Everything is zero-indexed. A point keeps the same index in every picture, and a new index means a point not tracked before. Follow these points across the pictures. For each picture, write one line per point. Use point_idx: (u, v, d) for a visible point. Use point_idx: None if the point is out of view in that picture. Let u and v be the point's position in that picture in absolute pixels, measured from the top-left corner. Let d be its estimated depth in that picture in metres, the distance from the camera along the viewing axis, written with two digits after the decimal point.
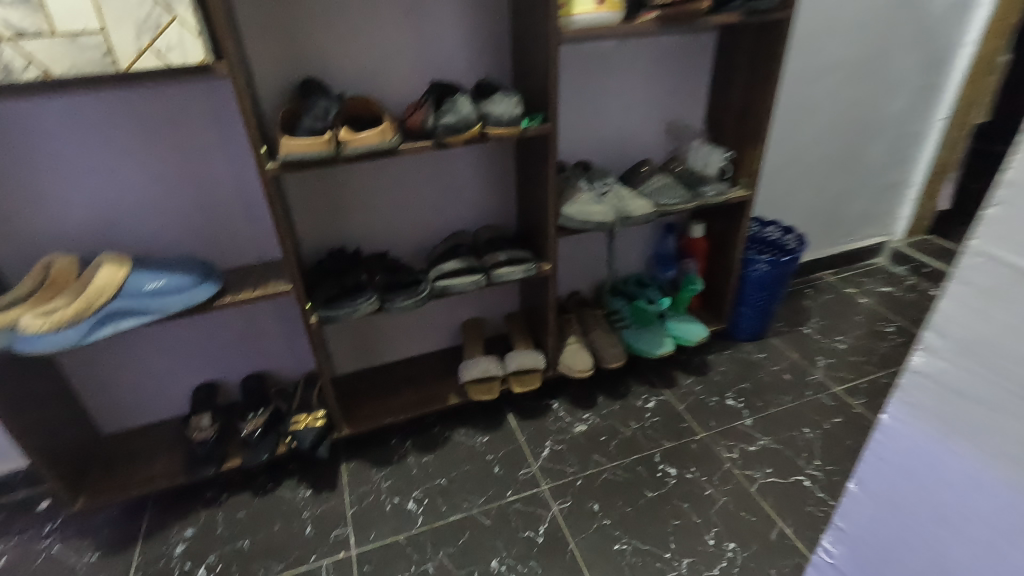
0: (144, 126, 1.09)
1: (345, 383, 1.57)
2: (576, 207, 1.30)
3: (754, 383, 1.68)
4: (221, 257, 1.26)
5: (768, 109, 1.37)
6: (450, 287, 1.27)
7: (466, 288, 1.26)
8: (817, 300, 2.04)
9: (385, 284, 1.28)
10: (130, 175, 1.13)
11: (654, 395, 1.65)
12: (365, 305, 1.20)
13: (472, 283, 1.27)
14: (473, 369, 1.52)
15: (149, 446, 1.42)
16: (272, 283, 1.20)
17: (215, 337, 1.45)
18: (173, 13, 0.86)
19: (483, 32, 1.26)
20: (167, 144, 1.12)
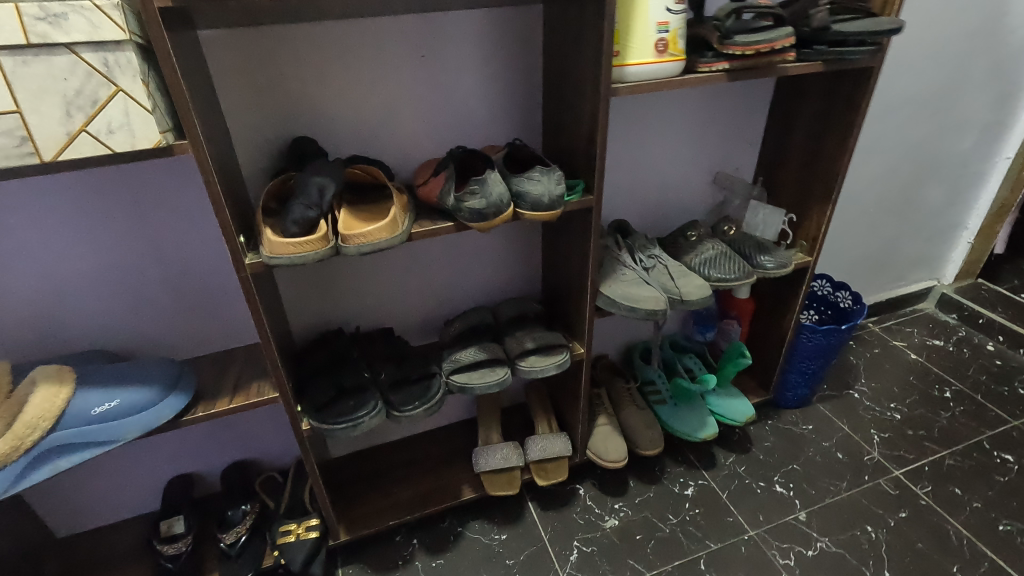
0: (94, 206, 0.88)
1: (342, 470, 1.37)
2: (620, 287, 1.09)
3: (804, 463, 1.49)
4: (185, 348, 1.06)
5: (841, 167, 1.16)
6: (469, 388, 1.06)
7: (487, 391, 1.05)
8: (863, 355, 1.85)
9: (392, 380, 1.06)
10: (77, 262, 0.92)
11: (692, 479, 1.46)
12: (368, 418, 0.98)
13: (495, 382, 1.06)
14: (491, 460, 1.32)
15: (112, 555, 1.21)
16: (254, 385, 0.99)
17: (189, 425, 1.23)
18: (120, 90, 0.65)
19: (511, 75, 1.04)
20: (124, 221, 0.91)
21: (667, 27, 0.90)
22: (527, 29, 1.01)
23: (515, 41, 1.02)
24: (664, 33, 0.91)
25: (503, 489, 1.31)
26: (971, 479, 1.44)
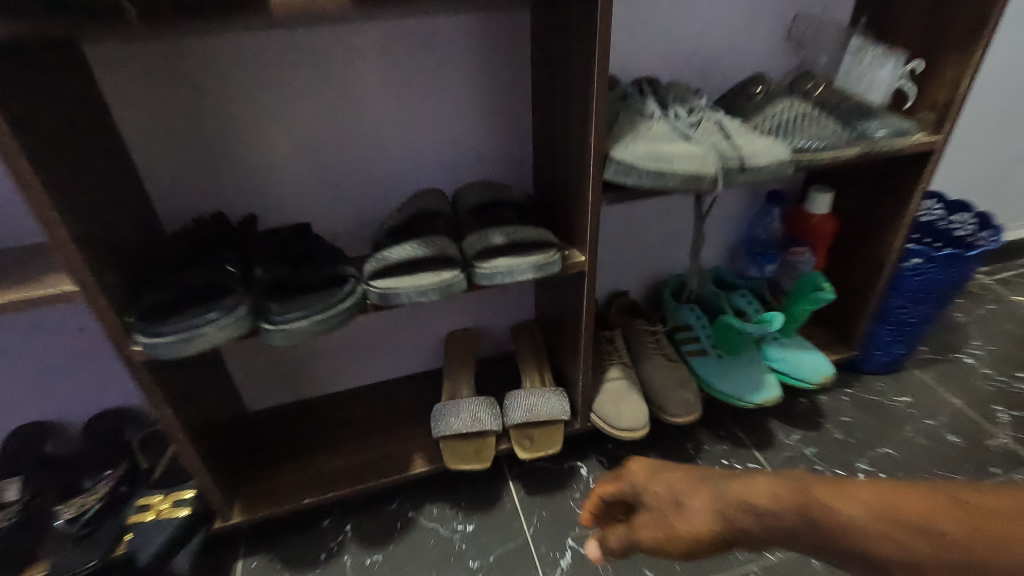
0: None
1: (258, 429, 1.01)
2: (644, 145, 0.68)
3: (901, 448, 1.06)
4: None
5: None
6: (392, 296, 0.67)
7: (416, 302, 0.66)
8: (973, 312, 1.38)
9: (272, 279, 0.66)
10: None
11: (740, 462, 1.05)
12: (212, 330, 0.59)
13: (434, 289, 0.67)
14: (454, 422, 0.94)
15: None
16: (50, 275, 0.63)
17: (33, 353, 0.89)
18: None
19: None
20: None
21: None
22: None
23: None
24: None
25: (467, 463, 0.93)
26: None
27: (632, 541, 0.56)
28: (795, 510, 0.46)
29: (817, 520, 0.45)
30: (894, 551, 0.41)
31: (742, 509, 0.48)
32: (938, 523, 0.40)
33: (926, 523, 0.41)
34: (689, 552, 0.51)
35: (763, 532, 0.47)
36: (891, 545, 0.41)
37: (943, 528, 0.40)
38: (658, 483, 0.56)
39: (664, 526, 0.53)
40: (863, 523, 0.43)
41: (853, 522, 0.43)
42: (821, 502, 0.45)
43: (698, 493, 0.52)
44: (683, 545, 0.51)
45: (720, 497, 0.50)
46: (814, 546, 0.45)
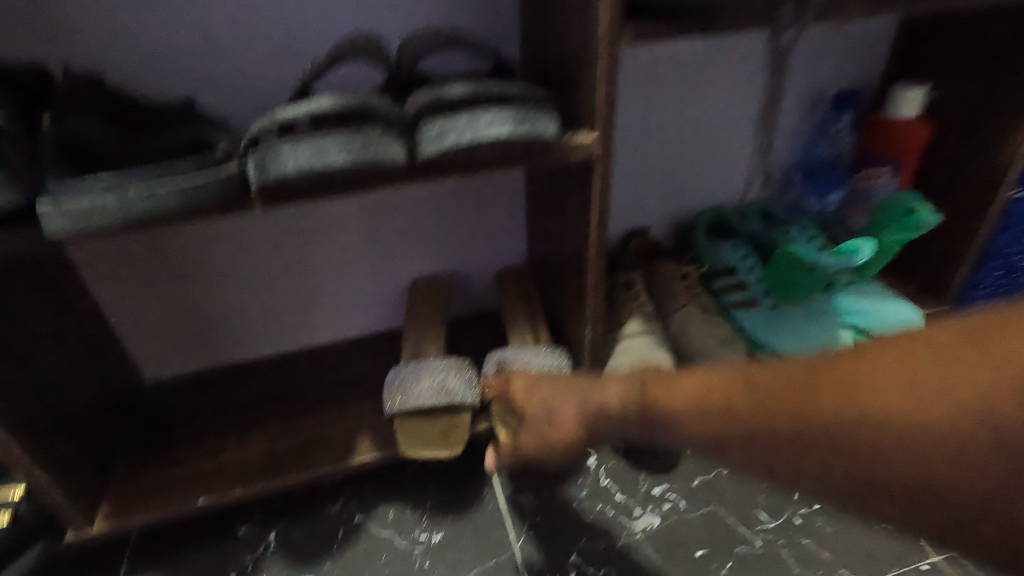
0: None
1: (154, 404, 0.75)
2: None
3: None
4: None
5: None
6: (277, 170, 0.42)
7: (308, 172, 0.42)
8: None
9: (67, 139, 0.41)
10: None
11: None
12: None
13: (343, 155, 0.42)
14: (416, 391, 0.69)
15: None
16: None
17: None
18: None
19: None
20: None
21: None
22: None
23: None
24: None
25: (432, 449, 0.66)
26: None
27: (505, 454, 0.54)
28: (633, 393, 0.43)
29: (651, 403, 0.41)
30: (712, 421, 0.38)
31: (595, 401, 0.46)
32: (756, 390, 0.36)
33: (746, 389, 0.37)
34: (550, 451, 0.50)
35: (612, 419, 0.45)
36: (710, 415, 0.38)
37: (758, 393, 0.36)
38: (533, 392, 0.51)
39: (529, 429, 0.51)
40: (691, 393, 0.39)
41: (684, 401, 0.39)
42: (661, 386, 0.41)
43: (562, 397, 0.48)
44: (540, 445, 0.50)
45: (576, 394, 0.47)
46: (647, 428, 0.42)
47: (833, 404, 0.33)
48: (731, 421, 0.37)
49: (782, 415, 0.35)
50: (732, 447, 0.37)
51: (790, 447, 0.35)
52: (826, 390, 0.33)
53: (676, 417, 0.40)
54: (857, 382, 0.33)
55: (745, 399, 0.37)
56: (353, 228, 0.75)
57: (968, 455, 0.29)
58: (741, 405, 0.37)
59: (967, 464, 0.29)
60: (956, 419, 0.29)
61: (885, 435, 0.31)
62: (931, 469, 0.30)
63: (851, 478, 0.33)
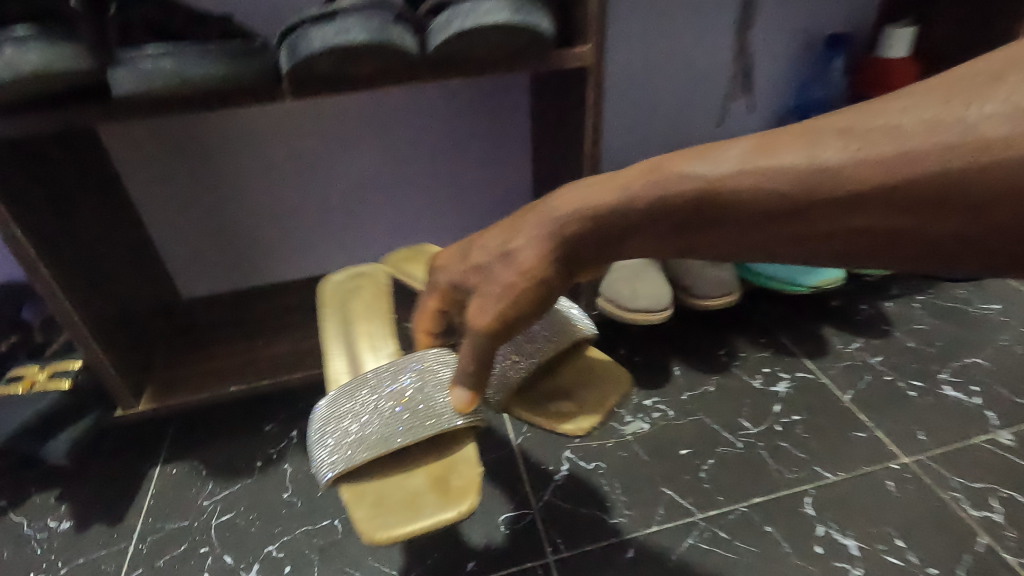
0: None
1: (191, 314, 0.83)
2: None
3: (996, 357, 0.83)
4: None
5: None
6: (303, 46, 0.48)
7: (331, 47, 0.47)
8: None
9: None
10: None
11: (787, 370, 0.84)
12: (13, 54, 0.40)
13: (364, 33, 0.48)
14: (363, 424, 0.49)
15: None
16: None
17: None
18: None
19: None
20: None
21: None
22: None
23: None
24: None
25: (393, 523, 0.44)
26: None
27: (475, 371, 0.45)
28: (649, 184, 0.37)
29: (680, 189, 0.35)
30: (724, 206, 0.34)
31: (596, 212, 0.39)
32: (817, 145, 0.31)
33: (802, 145, 0.32)
34: (522, 318, 0.43)
35: (630, 234, 0.38)
36: (770, 182, 0.32)
37: (839, 150, 0.30)
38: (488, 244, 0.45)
39: (482, 300, 0.43)
40: (738, 166, 0.33)
41: (735, 174, 0.33)
42: (699, 163, 0.35)
43: (525, 239, 0.41)
44: (506, 320, 0.42)
45: (550, 226, 0.40)
46: (674, 225, 0.36)
47: (784, 158, 0.32)
48: (787, 192, 0.32)
49: (726, 169, 0.34)
50: (776, 221, 0.33)
51: (866, 210, 0.30)
52: (782, 149, 0.33)
53: (721, 196, 0.34)
54: (938, 115, 0.28)
55: (830, 159, 0.30)
56: (371, 155, 0.82)
57: (896, 171, 0.29)
58: (797, 162, 0.32)
59: (902, 186, 0.28)
60: (915, 143, 0.28)
61: (1003, 188, 0.26)
62: (864, 184, 0.29)
63: (901, 239, 0.30)
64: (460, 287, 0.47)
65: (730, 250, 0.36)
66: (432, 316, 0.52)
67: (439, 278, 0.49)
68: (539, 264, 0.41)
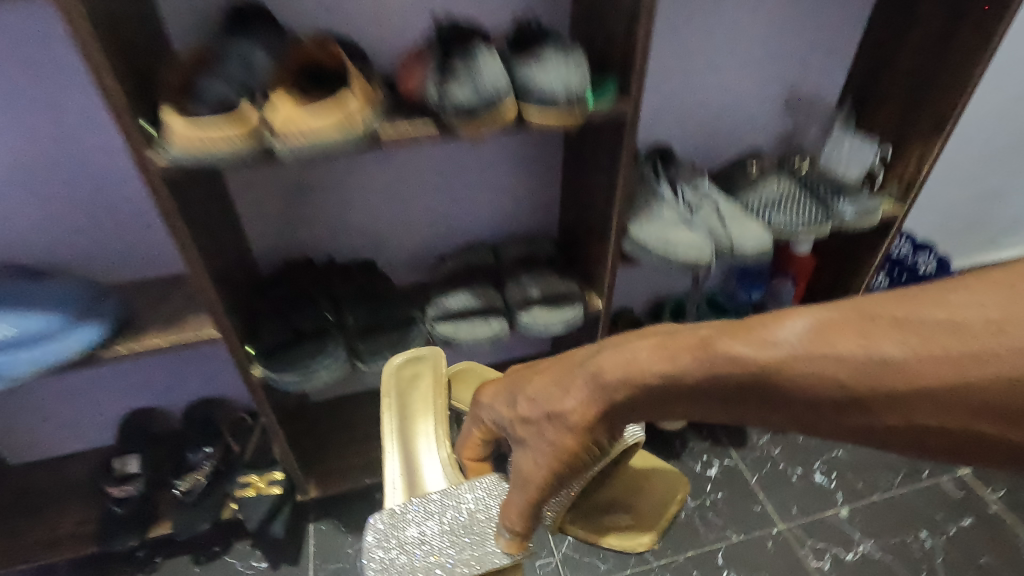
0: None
1: (317, 419, 1.22)
2: (655, 223, 0.85)
3: (851, 450, 1.28)
4: (107, 269, 0.91)
5: (977, 67, 0.84)
6: (454, 341, 0.87)
7: (474, 348, 0.87)
8: None
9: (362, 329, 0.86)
10: None
11: (717, 457, 1.27)
12: (325, 373, 0.81)
13: (488, 335, 0.87)
14: (410, 573, 0.61)
15: (65, 490, 1.09)
16: (195, 323, 0.81)
17: (144, 372, 1.10)
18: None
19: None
20: (13, 124, 0.76)
21: None
22: None
23: None
24: None
25: None
26: None
27: (529, 493, 0.52)
28: (700, 359, 0.41)
29: (734, 371, 0.39)
30: (798, 387, 0.37)
31: (647, 373, 0.43)
32: (873, 338, 0.35)
33: (856, 334, 0.36)
34: (577, 436, 0.48)
35: (692, 398, 0.42)
36: (827, 371, 0.36)
37: (899, 348, 0.34)
38: (543, 379, 0.51)
39: (546, 428, 0.50)
40: (793, 349, 0.37)
41: (797, 358, 0.37)
42: (749, 346, 0.39)
43: (586, 379, 0.47)
44: (567, 439, 0.48)
45: (601, 379, 0.46)
46: (736, 391, 0.40)
47: (843, 347, 0.36)
48: (848, 385, 0.36)
49: (791, 345, 0.38)
50: (841, 410, 0.37)
51: (937, 410, 0.34)
52: (844, 338, 0.36)
53: (782, 382, 0.38)
54: (1004, 320, 0.32)
55: (892, 355, 0.34)
56: None
57: (963, 373, 0.32)
58: (855, 354, 0.35)
59: (969, 385, 0.32)
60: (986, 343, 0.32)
61: None
62: (932, 383, 0.33)
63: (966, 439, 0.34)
64: (511, 406, 0.54)
65: (792, 424, 0.40)
66: (478, 440, 0.64)
67: (493, 400, 0.57)
68: (587, 408, 0.47)
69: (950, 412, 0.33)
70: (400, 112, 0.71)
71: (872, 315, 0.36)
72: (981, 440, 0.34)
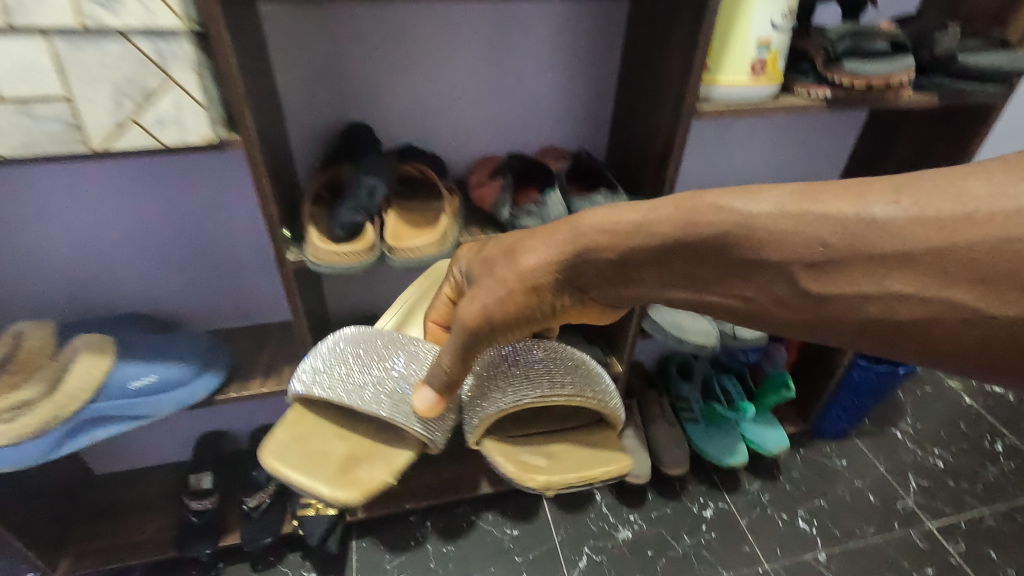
0: (142, 193, 0.91)
1: None
2: (670, 311, 1.03)
3: (832, 500, 1.43)
4: (208, 322, 1.07)
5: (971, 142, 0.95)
6: None
7: None
8: (914, 392, 1.75)
9: None
10: (114, 241, 0.94)
11: (713, 499, 1.42)
12: None
13: None
14: (344, 381, 0.71)
15: (142, 500, 1.25)
16: (288, 373, 0.97)
17: (237, 412, 1.33)
18: (111, 25, 0.56)
19: (586, 59, 0.93)
20: (159, 213, 0.93)
21: (768, 45, 0.79)
22: (609, 40, 0.93)
23: (596, 39, 0.92)
24: (765, 52, 0.80)
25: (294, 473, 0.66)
26: (1010, 543, 1.36)
27: (489, 331, 0.59)
28: (679, 211, 0.49)
29: (718, 218, 0.47)
30: (780, 248, 0.45)
31: (638, 217, 0.51)
32: (866, 203, 0.42)
33: (851, 199, 0.43)
34: (544, 278, 0.56)
35: (640, 248, 0.52)
36: (806, 225, 0.44)
37: (887, 210, 0.41)
38: (522, 238, 0.59)
39: (511, 268, 0.58)
40: (780, 207, 0.45)
41: (767, 215, 0.45)
42: (737, 201, 0.46)
43: (583, 225, 0.54)
44: (535, 267, 0.56)
45: (580, 230, 0.54)
46: (699, 251, 0.49)
47: (843, 208, 0.42)
48: (831, 243, 0.43)
49: (788, 200, 0.45)
50: (806, 272, 0.45)
51: (901, 277, 0.41)
52: (840, 200, 0.43)
53: (754, 235, 0.46)
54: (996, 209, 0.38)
55: (881, 215, 0.41)
56: None
57: (937, 248, 0.40)
58: (849, 213, 0.42)
59: (941, 262, 0.40)
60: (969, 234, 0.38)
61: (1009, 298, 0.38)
62: (905, 252, 0.40)
63: (904, 320, 0.43)
64: (486, 262, 0.62)
65: (748, 282, 0.48)
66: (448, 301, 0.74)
67: (485, 251, 0.65)
68: (542, 263, 0.56)
69: (911, 287, 0.41)
70: (476, 222, 0.90)
71: (884, 191, 0.42)
72: (900, 327, 0.43)
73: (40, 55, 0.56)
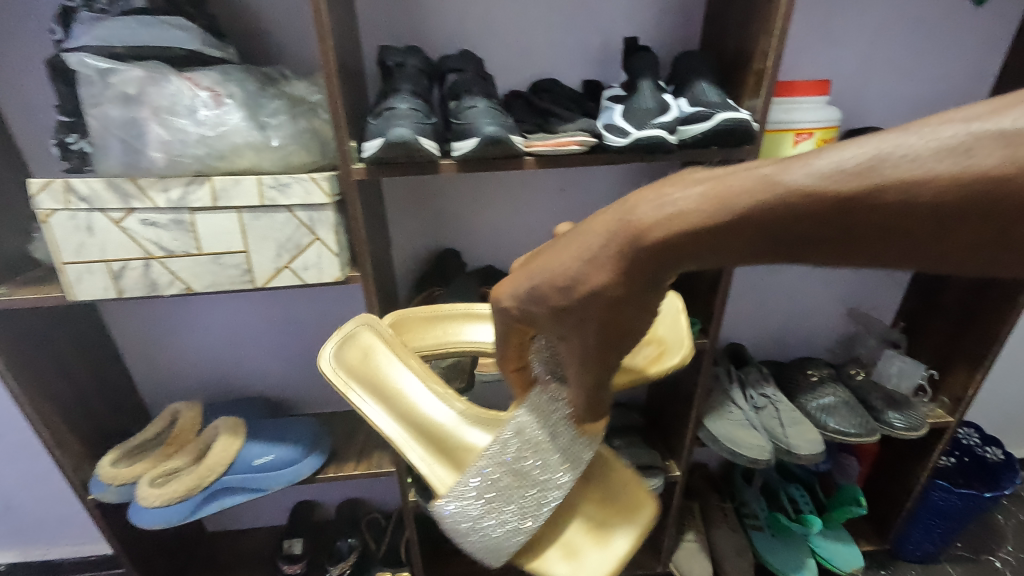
0: (281, 306, 1.14)
1: None
2: (724, 424, 1.09)
3: None
4: (317, 406, 1.27)
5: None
6: None
7: None
8: (1016, 518, 1.61)
9: None
10: (255, 339, 1.18)
11: None
12: None
13: None
14: (507, 498, 0.65)
15: (242, 560, 1.41)
16: (376, 458, 1.12)
17: (329, 488, 1.49)
18: (281, 203, 0.78)
19: None
20: (291, 320, 1.16)
21: None
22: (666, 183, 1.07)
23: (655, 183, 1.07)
24: None
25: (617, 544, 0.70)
26: None
27: (597, 361, 0.47)
28: (767, 190, 0.34)
29: (821, 189, 0.32)
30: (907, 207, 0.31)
31: (714, 206, 0.36)
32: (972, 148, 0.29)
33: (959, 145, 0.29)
34: (636, 302, 0.41)
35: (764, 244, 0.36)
36: (930, 183, 0.30)
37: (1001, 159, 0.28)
38: (580, 256, 0.43)
39: (601, 302, 0.42)
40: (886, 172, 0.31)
41: (880, 177, 0.31)
42: (822, 159, 0.33)
43: (637, 229, 0.38)
44: (621, 293, 0.41)
45: (662, 237, 0.38)
46: (829, 234, 0.33)
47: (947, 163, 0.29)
48: (957, 204, 0.30)
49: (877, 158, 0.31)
50: (945, 231, 0.31)
51: None
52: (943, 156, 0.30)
53: (872, 203, 0.31)
54: None
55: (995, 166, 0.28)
56: None
57: None
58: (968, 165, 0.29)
59: None
60: None
61: None
62: None
63: None
64: (537, 297, 0.48)
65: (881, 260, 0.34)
66: (518, 345, 0.59)
67: (527, 272, 0.49)
68: (635, 283, 0.40)
69: None
70: None
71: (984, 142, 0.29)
72: None
73: (232, 223, 0.78)
